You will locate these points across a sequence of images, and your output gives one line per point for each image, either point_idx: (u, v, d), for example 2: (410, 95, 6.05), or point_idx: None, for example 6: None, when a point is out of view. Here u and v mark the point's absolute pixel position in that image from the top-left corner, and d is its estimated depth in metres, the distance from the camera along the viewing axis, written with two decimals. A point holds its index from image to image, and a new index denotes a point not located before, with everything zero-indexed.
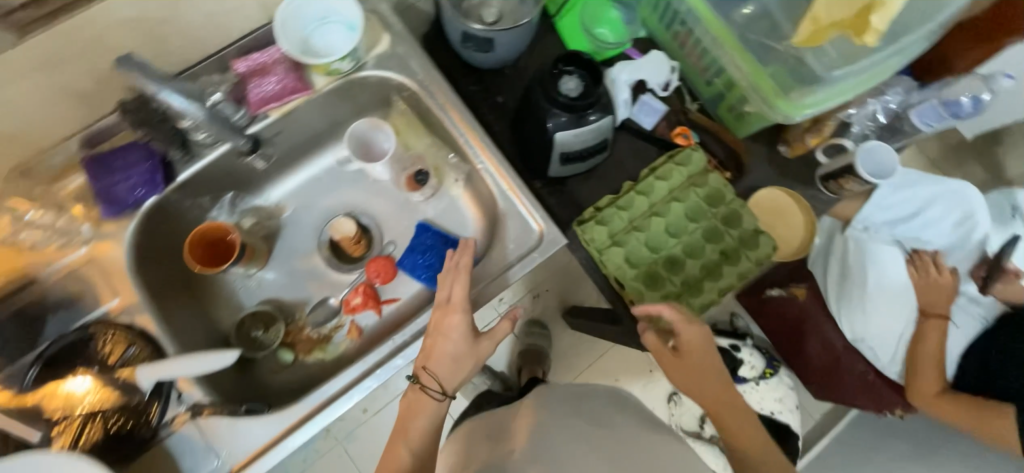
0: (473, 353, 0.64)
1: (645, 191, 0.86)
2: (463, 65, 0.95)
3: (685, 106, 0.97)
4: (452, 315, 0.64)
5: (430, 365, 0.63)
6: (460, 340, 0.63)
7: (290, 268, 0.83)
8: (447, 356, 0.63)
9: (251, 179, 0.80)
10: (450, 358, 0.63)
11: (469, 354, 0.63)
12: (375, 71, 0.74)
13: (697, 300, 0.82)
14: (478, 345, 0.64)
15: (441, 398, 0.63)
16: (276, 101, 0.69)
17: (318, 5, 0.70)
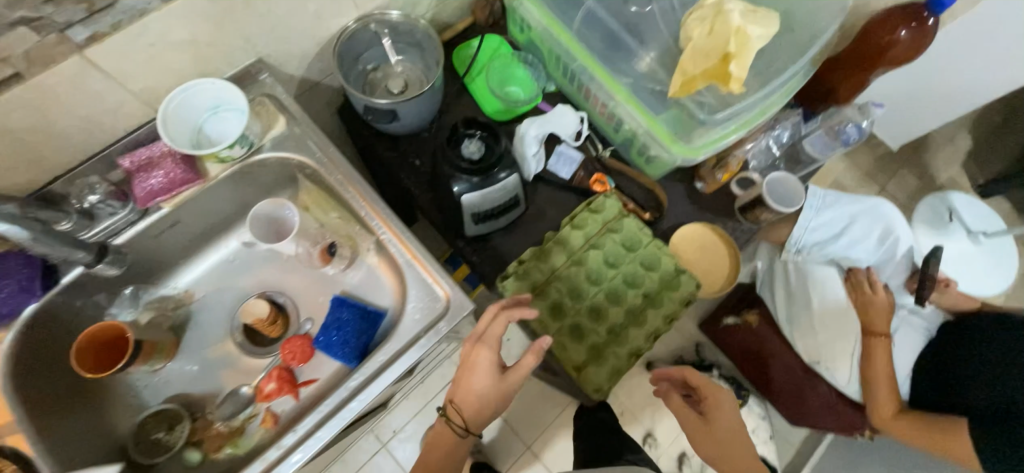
0: (497, 389, 0.75)
1: (563, 242, 0.86)
2: (378, 133, 0.97)
3: (599, 153, 1.00)
4: (481, 351, 0.75)
5: (456, 399, 0.75)
6: (486, 376, 0.74)
7: (199, 360, 0.79)
8: (473, 391, 0.74)
9: (153, 270, 0.77)
10: (478, 393, 0.74)
11: (493, 388, 0.74)
12: (272, 152, 0.74)
13: (623, 349, 0.81)
14: (501, 380, 0.74)
15: (464, 433, 0.77)
16: (165, 194, 0.68)
17: (208, 95, 0.70)
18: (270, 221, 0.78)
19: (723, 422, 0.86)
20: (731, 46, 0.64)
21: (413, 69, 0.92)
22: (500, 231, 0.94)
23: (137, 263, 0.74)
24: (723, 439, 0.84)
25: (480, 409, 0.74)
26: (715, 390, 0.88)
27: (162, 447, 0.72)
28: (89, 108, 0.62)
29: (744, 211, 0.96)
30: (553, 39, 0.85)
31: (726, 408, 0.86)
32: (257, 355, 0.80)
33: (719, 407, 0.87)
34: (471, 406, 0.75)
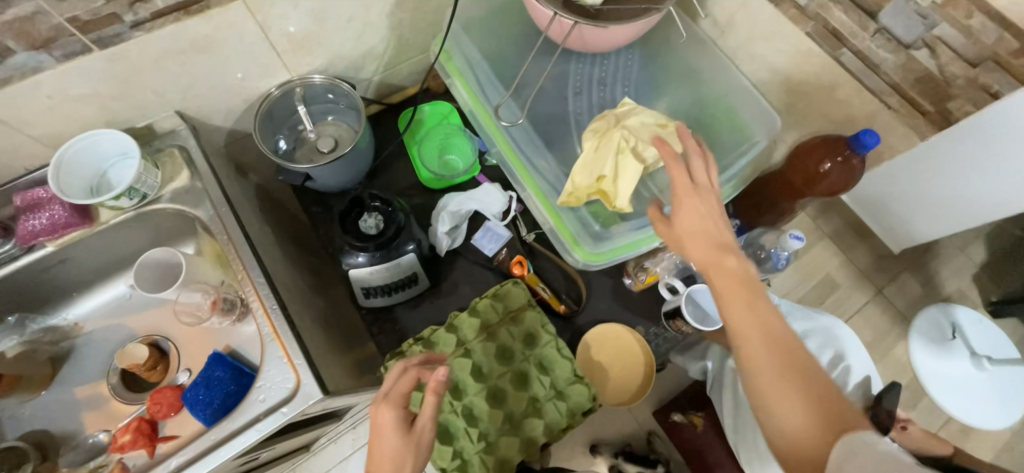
0: (410, 452, 0.59)
1: (457, 328, 0.82)
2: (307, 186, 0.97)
3: (524, 234, 0.96)
4: (384, 410, 0.60)
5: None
6: (394, 438, 0.59)
7: (69, 396, 0.78)
8: (384, 460, 0.59)
9: (43, 300, 0.78)
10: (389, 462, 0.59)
11: (405, 452, 0.59)
12: (169, 203, 0.75)
13: (492, 457, 0.78)
14: (413, 439, 0.60)
15: None
16: (49, 234, 0.70)
17: (111, 143, 0.71)
18: (161, 268, 0.78)
19: (741, 291, 0.52)
20: (606, 171, 0.70)
21: (344, 129, 0.92)
22: (407, 302, 0.91)
23: (22, 295, 0.75)
24: (732, 273, 0.53)
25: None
26: (739, 274, 0.53)
27: None
28: None
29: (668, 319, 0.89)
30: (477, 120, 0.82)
31: (695, 215, 0.57)
32: (125, 401, 0.79)
33: (683, 212, 0.58)
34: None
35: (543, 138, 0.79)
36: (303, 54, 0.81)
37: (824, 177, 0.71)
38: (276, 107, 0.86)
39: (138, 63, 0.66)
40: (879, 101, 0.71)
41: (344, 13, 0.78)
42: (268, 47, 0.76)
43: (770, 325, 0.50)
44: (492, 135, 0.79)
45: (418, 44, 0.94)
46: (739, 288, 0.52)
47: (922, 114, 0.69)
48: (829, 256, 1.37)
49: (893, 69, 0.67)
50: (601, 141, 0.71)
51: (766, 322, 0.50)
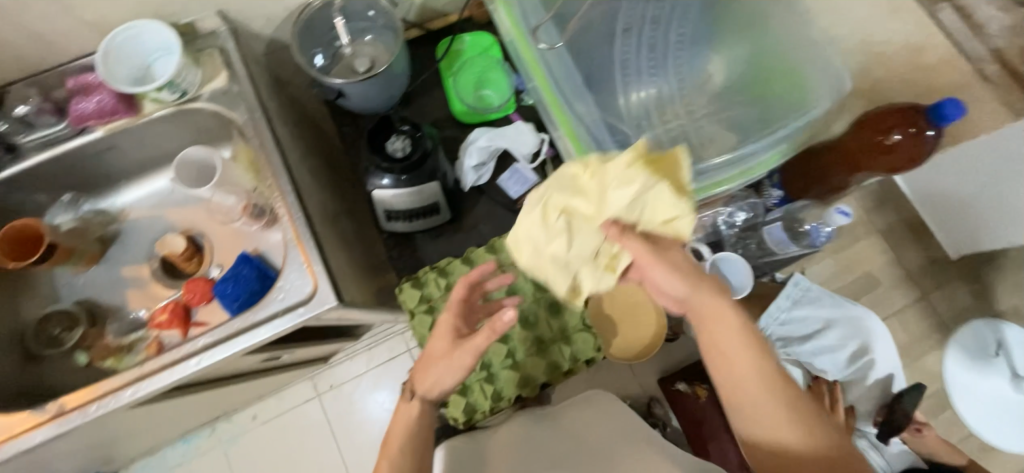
0: (453, 358, 0.69)
1: (471, 262, 0.84)
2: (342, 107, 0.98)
3: (549, 181, 0.94)
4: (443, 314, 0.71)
5: (419, 370, 0.72)
6: (442, 342, 0.70)
7: (115, 274, 0.85)
8: (430, 355, 0.71)
9: (94, 183, 0.83)
10: (437, 357, 0.70)
11: (448, 356, 0.69)
12: (207, 104, 0.76)
13: (493, 387, 0.80)
14: (455, 348, 0.68)
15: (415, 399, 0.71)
16: (97, 118, 0.74)
17: (157, 36, 0.73)
18: (199, 166, 0.81)
19: (720, 320, 0.58)
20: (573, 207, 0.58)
21: (381, 50, 0.89)
22: (427, 234, 0.92)
23: (74, 174, 0.80)
24: (701, 305, 0.59)
25: (432, 375, 0.69)
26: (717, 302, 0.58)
27: (56, 342, 0.80)
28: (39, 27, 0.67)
29: None
30: (515, 49, 0.79)
31: (674, 284, 0.60)
32: (163, 285, 0.86)
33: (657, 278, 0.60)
34: (426, 375, 0.71)
35: (588, 80, 0.76)
36: None
37: (894, 148, 0.66)
38: (317, 19, 0.84)
39: None
40: (974, 71, 0.62)
41: None
42: None
43: (754, 352, 0.56)
44: (530, 68, 0.77)
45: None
46: (725, 319, 0.57)
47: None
48: (874, 251, 1.27)
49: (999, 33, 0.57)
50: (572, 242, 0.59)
51: (746, 346, 0.56)
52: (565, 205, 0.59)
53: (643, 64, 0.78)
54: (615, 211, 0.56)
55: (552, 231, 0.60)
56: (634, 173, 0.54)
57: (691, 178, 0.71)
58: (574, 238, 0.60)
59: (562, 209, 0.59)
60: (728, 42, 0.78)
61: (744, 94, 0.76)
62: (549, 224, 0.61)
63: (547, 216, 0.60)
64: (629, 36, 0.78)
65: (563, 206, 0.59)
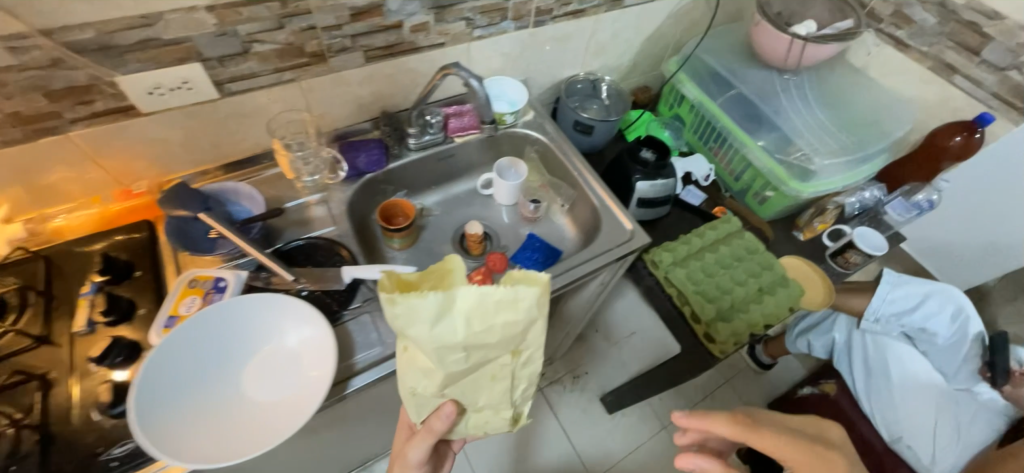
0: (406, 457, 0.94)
1: (700, 235, 1.15)
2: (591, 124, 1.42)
3: (720, 196, 1.33)
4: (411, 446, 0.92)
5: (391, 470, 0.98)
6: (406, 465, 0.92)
7: (429, 252, 1.09)
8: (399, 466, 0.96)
9: (420, 184, 1.12)
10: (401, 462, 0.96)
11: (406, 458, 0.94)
12: (522, 129, 1.14)
13: (745, 316, 1.03)
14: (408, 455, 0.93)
15: None
16: (463, 131, 1.08)
17: (496, 88, 1.14)
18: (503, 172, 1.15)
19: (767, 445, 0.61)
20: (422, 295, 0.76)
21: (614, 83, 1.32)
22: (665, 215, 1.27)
23: (417, 175, 1.10)
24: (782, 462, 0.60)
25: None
26: None
27: None
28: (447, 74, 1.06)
29: (835, 256, 1.22)
30: (704, 108, 1.29)
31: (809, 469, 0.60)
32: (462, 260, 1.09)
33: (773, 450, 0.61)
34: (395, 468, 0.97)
35: (752, 106, 1.23)
36: (598, 55, 1.28)
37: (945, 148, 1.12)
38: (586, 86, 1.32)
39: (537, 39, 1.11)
40: (985, 105, 1.13)
41: (627, 39, 1.27)
42: (583, 51, 1.24)
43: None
44: (716, 114, 1.26)
45: (663, 42, 1.34)
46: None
47: (1015, 110, 1.12)
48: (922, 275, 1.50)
49: (993, 84, 1.11)
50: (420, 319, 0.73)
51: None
52: (410, 305, 0.71)
53: (808, 113, 1.19)
54: (457, 291, 0.73)
55: (401, 309, 0.73)
56: (420, 301, 0.71)
57: (864, 155, 1.13)
58: (426, 319, 0.72)
59: (405, 342, 0.76)
60: (822, 87, 1.23)
61: (848, 122, 1.18)
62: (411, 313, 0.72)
63: (401, 313, 0.71)
64: (787, 97, 1.22)
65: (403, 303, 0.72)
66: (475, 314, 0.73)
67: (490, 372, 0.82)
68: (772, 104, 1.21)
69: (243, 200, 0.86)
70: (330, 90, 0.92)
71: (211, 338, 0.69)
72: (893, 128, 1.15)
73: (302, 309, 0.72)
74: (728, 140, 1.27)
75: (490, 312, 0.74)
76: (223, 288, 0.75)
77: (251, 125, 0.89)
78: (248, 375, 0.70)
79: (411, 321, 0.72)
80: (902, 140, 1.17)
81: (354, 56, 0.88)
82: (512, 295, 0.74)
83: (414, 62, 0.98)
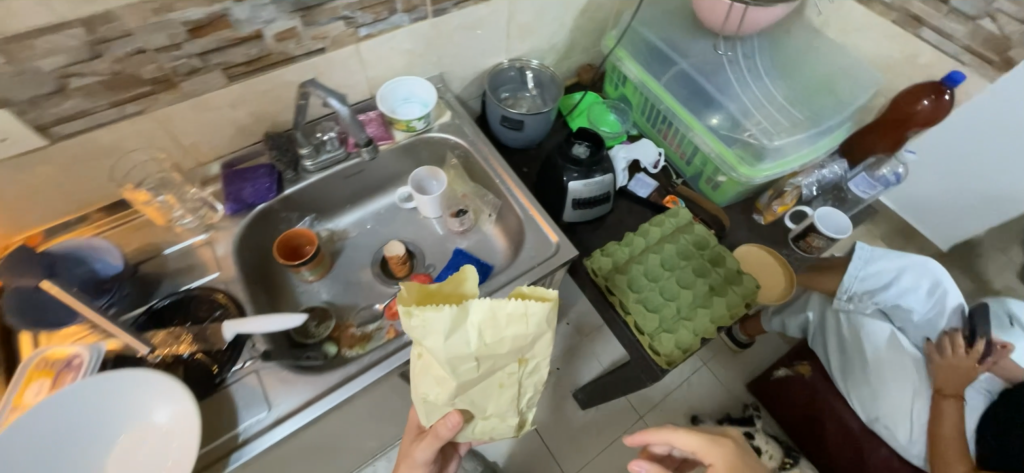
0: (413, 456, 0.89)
1: (643, 234, 1.05)
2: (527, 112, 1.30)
3: (672, 182, 1.22)
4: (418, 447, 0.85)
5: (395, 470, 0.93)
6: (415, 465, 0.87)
7: (346, 280, 1.00)
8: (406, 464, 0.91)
9: (331, 206, 1.02)
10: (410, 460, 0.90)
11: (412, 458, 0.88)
12: (438, 133, 1.03)
13: (692, 323, 0.94)
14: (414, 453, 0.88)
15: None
16: (368, 145, 0.96)
17: (405, 90, 1.02)
18: (421, 184, 1.05)
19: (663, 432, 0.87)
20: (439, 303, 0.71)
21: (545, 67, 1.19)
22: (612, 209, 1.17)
23: (326, 197, 1.00)
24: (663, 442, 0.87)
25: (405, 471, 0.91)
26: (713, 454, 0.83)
27: (309, 334, 0.89)
28: (341, 81, 0.93)
29: (797, 239, 1.12)
30: (646, 89, 1.17)
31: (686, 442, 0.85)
32: (383, 285, 1.00)
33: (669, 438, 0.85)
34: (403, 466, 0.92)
35: (696, 86, 1.11)
36: (524, 38, 1.14)
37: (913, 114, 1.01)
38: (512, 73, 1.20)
39: (443, 30, 0.98)
40: (955, 60, 1.00)
41: (555, 16, 1.13)
42: (505, 35, 1.10)
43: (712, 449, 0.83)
44: (657, 94, 1.14)
45: (601, 15, 1.23)
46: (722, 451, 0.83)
47: (990, 63, 0.99)
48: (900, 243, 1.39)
49: (962, 35, 0.98)
50: (438, 332, 0.67)
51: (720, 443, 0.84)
52: (425, 319, 0.66)
53: (757, 90, 1.07)
54: (477, 304, 0.67)
55: (419, 320, 0.66)
56: (441, 312, 0.66)
57: (824, 129, 1.01)
58: (443, 332, 0.67)
59: (421, 350, 0.71)
60: (774, 56, 1.10)
61: (802, 94, 1.05)
62: (426, 324, 0.66)
63: (421, 327, 0.66)
64: (734, 74, 1.10)
65: (422, 317, 0.66)
66: (491, 327, 0.68)
67: (500, 380, 0.75)
68: (718, 83, 1.09)
69: (105, 254, 0.77)
70: (196, 117, 0.81)
71: (58, 429, 0.61)
72: (854, 97, 1.03)
73: (170, 389, 0.64)
74: (673, 123, 1.15)
75: (507, 324, 0.68)
76: (77, 365, 0.67)
77: (107, 166, 0.78)
78: (111, 464, 0.64)
79: (426, 334, 0.66)
80: (865, 109, 1.04)
81: (212, 76, 0.77)
82: (521, 310, 0.68)
83: (294, 74, 0.86)
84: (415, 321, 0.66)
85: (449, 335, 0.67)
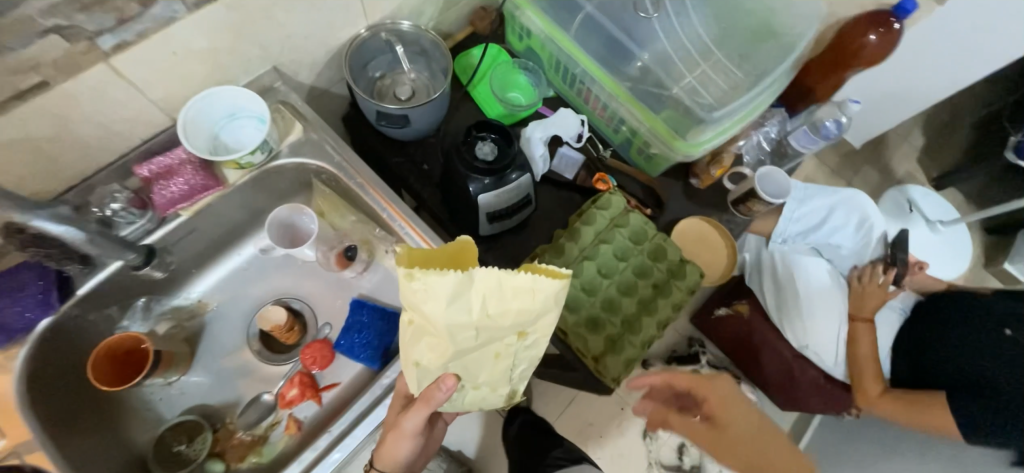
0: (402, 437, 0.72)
1: (573, 237, 0.90)
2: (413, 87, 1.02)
3: (599, 154, 1.03)
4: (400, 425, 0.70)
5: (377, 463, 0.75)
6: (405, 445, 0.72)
7: (216, 368, 0.78)
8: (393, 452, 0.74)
9: (167, 280, 0.76)
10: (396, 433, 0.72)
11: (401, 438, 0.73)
12: (289, 158, 0.75)
13: (637, 337, 0.85)
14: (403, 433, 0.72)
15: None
16: (185, 201, 0.69)
17: (226, 103, 0.71)
18: (286, 227, 0.80)
19: None
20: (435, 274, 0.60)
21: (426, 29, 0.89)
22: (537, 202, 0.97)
23: (153, 272, 0.73)
24: None
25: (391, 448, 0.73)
26: None
27: (183, 460, 0.72)
28: (109, 116, 0.62)
29: (737, 204, 1.02)
30: (553, 46, 0.92)
31: None
32: (267, 365, 0.79)
33: None
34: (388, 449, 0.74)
35: (616, 44, 0.90)
36: None
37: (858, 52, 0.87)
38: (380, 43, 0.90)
39: (253, 9, 0.66)
40: None
41: None
42: None
43: None
44: (567, 51, 0.91)
45: None
46: None
47: None
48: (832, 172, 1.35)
49: None
50: (429, 301, 0.57)
51: None
52: (427, 282, 0.56)
53: (687, 43, 0.88)
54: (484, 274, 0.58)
55: (417, 285, 0.57)
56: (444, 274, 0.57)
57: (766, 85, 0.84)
58: (435, 301, 0.57)
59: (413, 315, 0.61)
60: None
61: (737, 43, 0.88)
62: (420, 289, 0.57)
63: (415, 291, 0.57)
64: (658, 23, 0.89)
65: (418, 283, 0.57)
66: (495, 300, 0.58)
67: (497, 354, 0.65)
68: (639, 40, 0.89)
69: None
70: None
71: None
72: (797, 37, 0.86)
73: None
74: (590, 88, 0.94)
75: (512, 301, 0.58)
76: None
77: None
78: None
79: (419, 297, 0.57)
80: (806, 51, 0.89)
81: None
82: (530, 285, 0.59)
83: (11, 128, 0.54)
84: (416, 283, 0.57)
85: (444, 303, 0.57)
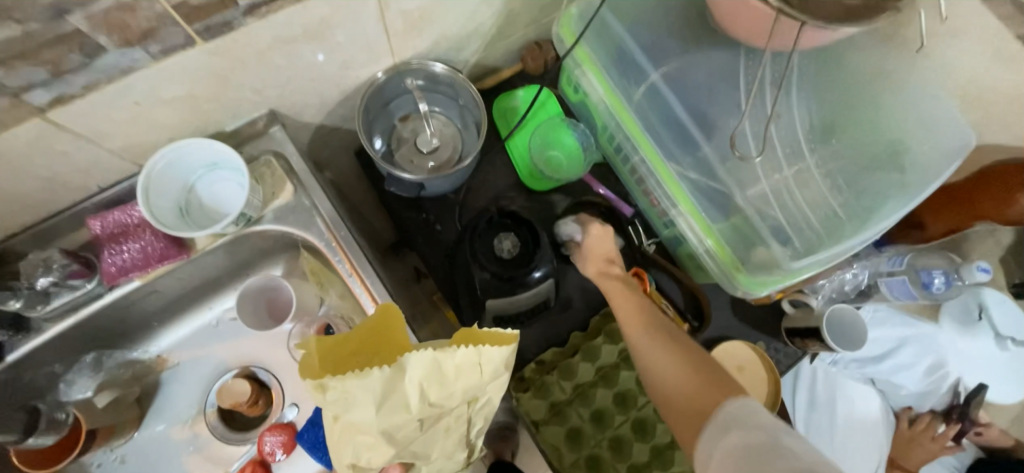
0: None
1: (591, 355, 0.76)
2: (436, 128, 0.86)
3: (640, 244, 0.86)
4: None
5: None
6: None
7: (164, 437, 0.69)
8: None
9: (123, 335, 0.67)
10: None
11: None
12: (271, 225, 0.64)
13: None
14: None
15: None
16: (138, 269, 0.59)
17: (204, 152, 0.58)
18: (260, 296, 0.67)
19: None
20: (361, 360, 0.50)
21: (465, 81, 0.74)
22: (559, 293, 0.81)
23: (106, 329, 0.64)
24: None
25: None
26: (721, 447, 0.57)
27: None
28: (57, 167, 0.52)
29: (793, 336, 0.85)
30: (608, 115, 0.75)
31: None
32: (218, 443, 0.70)
33: None
34: None
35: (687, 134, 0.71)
36: (419, 32, 0.68)
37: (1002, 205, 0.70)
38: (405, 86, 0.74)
39: (243, 55, 0.52)
40: None
41: None
42: (380, 34, 0.63)
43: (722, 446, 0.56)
44: (623, 124, 0.73)
45: None
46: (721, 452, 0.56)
47: None
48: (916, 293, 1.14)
49: None
50: (359, 398, 0.46)
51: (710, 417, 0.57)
52: (344, 389, 0.45)
53: (780, 152, 0.69)
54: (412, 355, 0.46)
55: (332, 390, 0.46)
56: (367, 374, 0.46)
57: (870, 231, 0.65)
58: (361, 398, 0.46)
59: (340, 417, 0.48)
60: (820, 91, 0.69)
61: (844, 162, 0.69)
62: (338, 390, 0.46)
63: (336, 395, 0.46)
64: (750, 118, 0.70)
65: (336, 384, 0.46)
66: (429, 385, 0.47)
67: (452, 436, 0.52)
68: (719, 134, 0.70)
69: None
70: None
71: None
72: (927, 173, 0.66)
73: None
74: (642, 174, 0.76)
75: (451, 384, 0.47)
76: None
77: None
78: None
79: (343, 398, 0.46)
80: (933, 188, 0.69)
81: None
82: (471, 359, 0.47)
83: None
84: (332, 392, 0.46)
85: (376, 394, 0.46)
